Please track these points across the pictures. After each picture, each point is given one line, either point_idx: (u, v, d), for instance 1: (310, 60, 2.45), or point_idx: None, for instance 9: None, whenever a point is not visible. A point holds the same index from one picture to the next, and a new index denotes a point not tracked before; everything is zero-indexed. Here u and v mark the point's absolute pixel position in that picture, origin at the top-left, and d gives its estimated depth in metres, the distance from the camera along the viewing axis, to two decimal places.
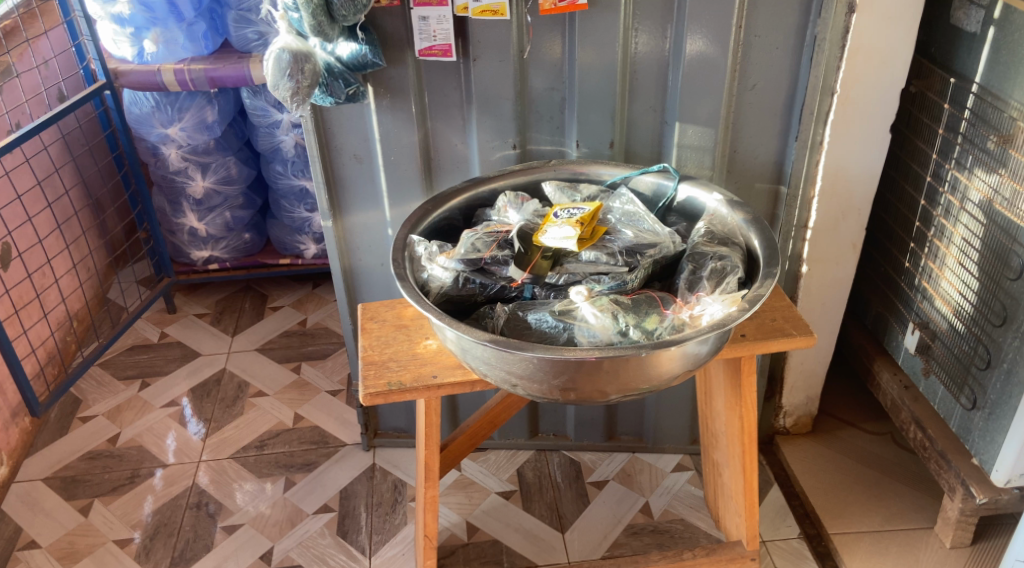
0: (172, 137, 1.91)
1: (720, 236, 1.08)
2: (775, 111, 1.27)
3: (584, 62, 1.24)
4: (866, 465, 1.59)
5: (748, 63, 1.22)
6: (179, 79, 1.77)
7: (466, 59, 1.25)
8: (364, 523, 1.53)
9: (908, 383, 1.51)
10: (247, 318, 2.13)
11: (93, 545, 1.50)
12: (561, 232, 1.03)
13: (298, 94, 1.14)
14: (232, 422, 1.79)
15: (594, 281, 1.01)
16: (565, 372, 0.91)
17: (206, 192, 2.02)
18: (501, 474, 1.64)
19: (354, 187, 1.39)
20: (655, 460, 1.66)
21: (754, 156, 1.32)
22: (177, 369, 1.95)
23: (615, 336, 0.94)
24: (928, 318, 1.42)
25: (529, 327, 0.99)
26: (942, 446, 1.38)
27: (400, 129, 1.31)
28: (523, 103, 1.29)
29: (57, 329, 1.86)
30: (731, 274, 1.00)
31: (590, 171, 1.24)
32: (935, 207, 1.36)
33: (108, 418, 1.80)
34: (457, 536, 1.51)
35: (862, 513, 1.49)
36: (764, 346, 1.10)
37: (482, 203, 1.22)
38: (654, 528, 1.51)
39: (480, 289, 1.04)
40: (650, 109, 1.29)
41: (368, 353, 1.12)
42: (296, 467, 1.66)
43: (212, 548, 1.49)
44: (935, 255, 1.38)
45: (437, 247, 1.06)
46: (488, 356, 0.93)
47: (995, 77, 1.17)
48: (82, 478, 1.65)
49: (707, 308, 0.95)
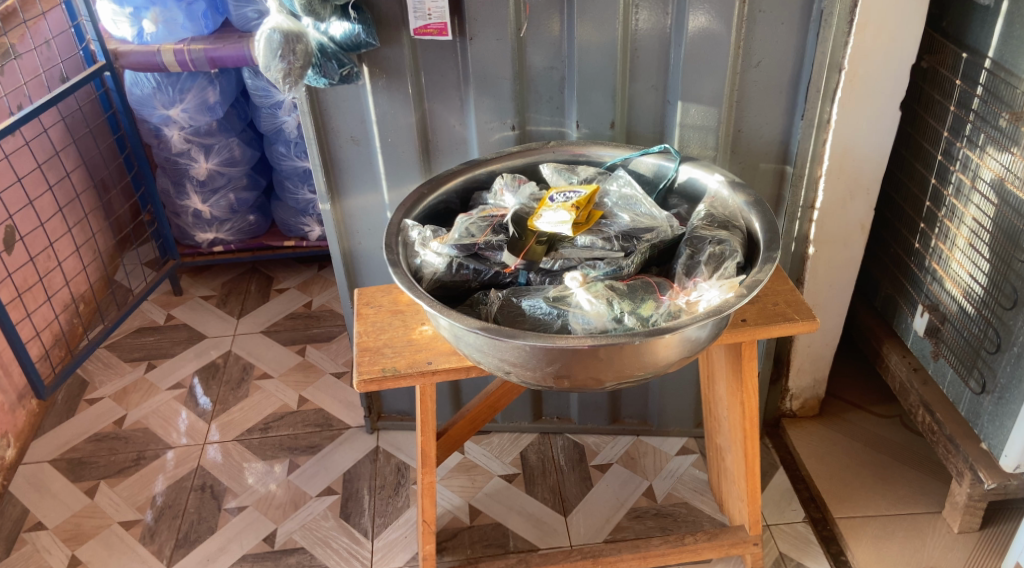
0: (174, 118, 1.90)
1: (720, 218, 1.06)
2: (781, 89, 1.24)
3: (583, 40, 1.21)
4: (874, 449, 1.57)
5: (751, 40, 1.19)
6: (179, 60, 1.77)
7: (462, 38, 1.22)
8: (368, 505, 1.54)
9: (917, 365, 1.48)
10: (253, 300, 2.13)
11: (99, 526, 1.51)
12: (556, 217, 1.01)
13: (290, 76, 1.12)
14: (238, 404, 1.79)
15: (589, 266, 0.99)
16: (558, 359, 0.90)
17: (209, 173, 2.01)
18: (505, 457, 1.64)
19: (352, 169, 1.37)
20: (660, 443, 1.65)
21: (758, 135, 1.29)
22: (184, 351, 1.96)
23: (609, 322, 0.93)
24: (938, 300, 1.39)
25: (523, 313, 0.97)
26: (952, 431, 1.35)
27: (397, 109, 1.29)
28: (522, 82, 1.27)
29: (63, 311, 1.86)
30: (730, 258, 0.98)
31: (589, 153, 1.22)
32: (946, 186, 1.32)
33: (115, 400, 1.81)
34: (459, 519, 1.51)
35: (869, 497, 1.47)
36: (765, 331, 1.08)
37: (479, 185, 1.20)
38: (657, 512, 1.50)
39: (474, 275, 1.01)
40: (652, 88, 1.26)
41: (363, 339, 1.11)
42: (300, 450, 1.67)
43: (216, 530, 1.50)
44: (946, 236, 1.34)
45: (431, 232, 1.05)
46: (480, 343, 0.92)
47: (1008, 51, 1.13)
48: (89, 460, 1.66)
49: (705, 294, 0.93)
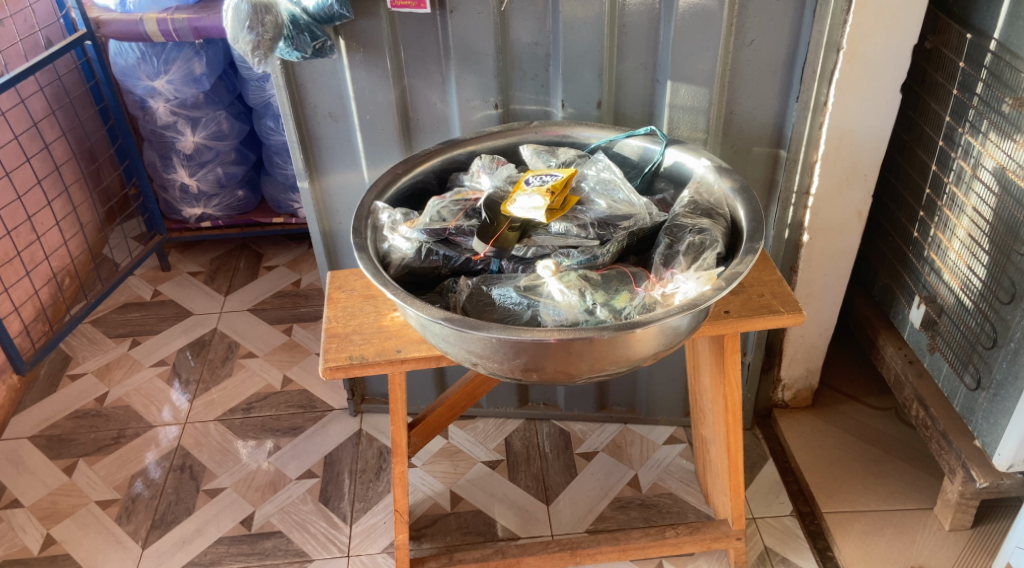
0: (159, 90, 1.86)
1: (704, 206, 1.01)
2: (775, 68, 1.18)
3: (568, 15, 1.15)
4: (867, 441, 1.53)
5: (745, 17, 1.13)
6: (162, 29, 1.71)
7: (443, 11, 1.17)
8: (347, 489, 1.51)
9: (914, 358, 1.42)
10: (241, 277, 2.09)
11: (76, 505, 1.50)
12: (530, 202, 0.96)
13: (260, 48, 1.10)
14: (221, 383, 1.77)
15: (563, 255, 0.94)
16: (525, 352, 0.86)
17: (197, 147, 1.97)
18: (489, 443, 1.61)
19: (331, 147, 1.32)
20: (647, 432, 1.62)
21: (751, 118, 1.24)
22: (169, 328, 1.93)
23: (581, 314, 0.89)
24: (935, 292, 1.34)
25: (492, 303, 0.93)
26: (945, 426, 1.31)
27: (376, 86, 1.24)
28: (505, 58, 1.22)
29: (44, 286, 1.83)
30: (710, 249, 0.93)
31: (572, 134, 1.17)
32: (947, 173, 1.26)
33: (97, 376, 1.79)
34: (439, 505, 1.49)
35: (859, 492, 1.44)
36: (748, 324, 1.04)
37: (457, 166, 1.16)
38: (642, 502, 1.47)
39: (444, 262, 0.98)
40: (640, 66, 1.21)
41: (332, 324, 1.08)
42: (282, 431, 1.64)
43: (194, 512, 1.48)
44: (945, 226, 1.29)
45: (402, 215, 1.01)
46: (446, 333, 0.89)
47: (1014, 33, 1.07)
48: (68, 437, 1.64)
49: (681, 286, 0.89)
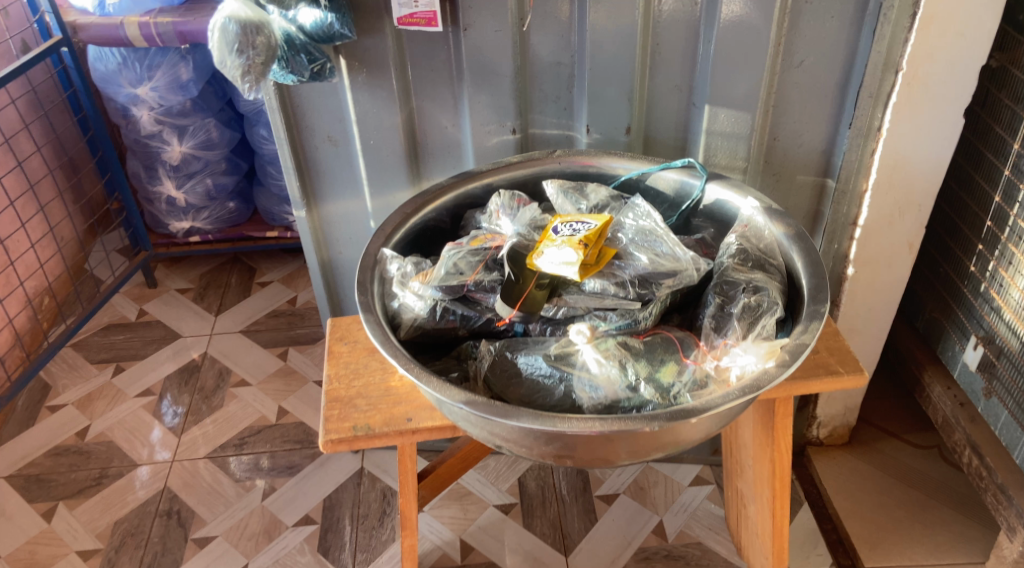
0: (143, 97, 1.72)
1: (755, 256, 0.89)
2: (827, 92, 1.06)
3: (597, 33, 1.03)
4: (909, 485, 1.42)
5: (795, 36, 1.01)
6: (144, 34, 1.57)
7: (455, 28, 1.04)
8: (349, 539, 1.40)
9: (964, 400, 1.31)
10: (233, 295, 1.97)
11: (54, 556, 1.38)
12: (560, 255, 0.83)
13: (250, 73, 0.95)
14: (212, 415, 1.65)
15: (599, 318, 0.83)
16: (559, 439, 0.74)
17: (183, 157, 1.83)
18: (501, 484, 1.49)
19: (329, 173, 1.20)
20: (671, 471, 1.50)
21: (797, 144, 1.11)
22: (156, 352, 1.81)
23: (622, 391, 0.78)
24: (993, 331, 1.22)
25: (519, 374, 0.82)
26: (1003, 480, 1.20)
27: (380, 109, 1.11)
28: (524, 78, 1.09)
29: (19, 313, 1.70)
30: (768, 312, 0.81)
31: (600, 164, 1.04)
32: (1012, 205, 1.14)
33: (78, 408, 1.67)
34: (449, 556, 1.38)
35: (904, 543, 1.33)
36: (803, 387, 0.92)
37: (472, 202, 1.03)
38: (668, 554, 1.36)
39: (461, 322, 0.86)
40: (675, 87, 1.08)
41: (333, 386, 0.96)
42: (279, 471, 1.53)
43: (181, 564, 1.37)
44: (1009, 261, 1.17)
45: (414, 267, 0.88)
46: (466, 414, 0.77)
47: None
48: (47, 478, 1.52)
49: (738, 359, 0.77)
